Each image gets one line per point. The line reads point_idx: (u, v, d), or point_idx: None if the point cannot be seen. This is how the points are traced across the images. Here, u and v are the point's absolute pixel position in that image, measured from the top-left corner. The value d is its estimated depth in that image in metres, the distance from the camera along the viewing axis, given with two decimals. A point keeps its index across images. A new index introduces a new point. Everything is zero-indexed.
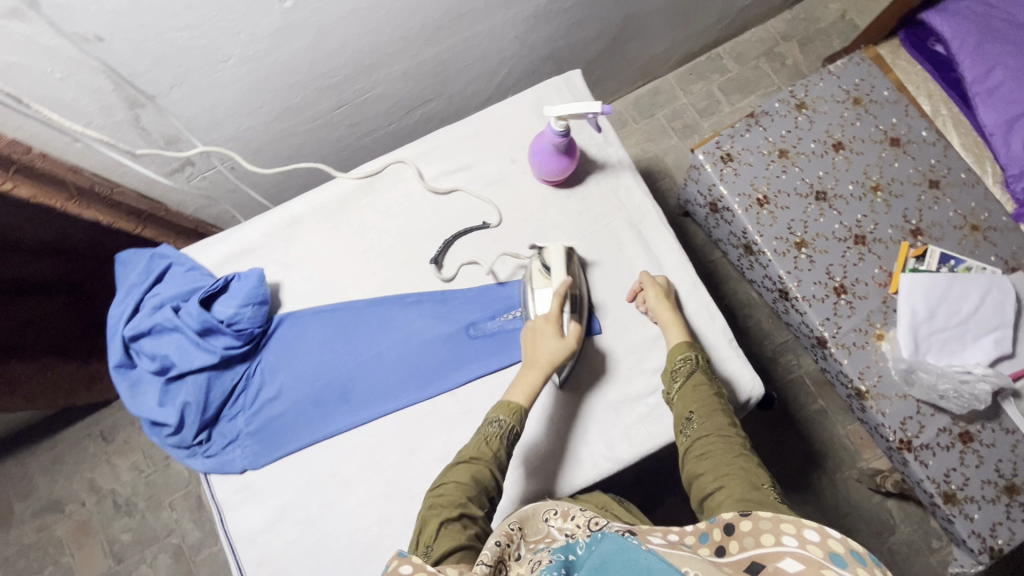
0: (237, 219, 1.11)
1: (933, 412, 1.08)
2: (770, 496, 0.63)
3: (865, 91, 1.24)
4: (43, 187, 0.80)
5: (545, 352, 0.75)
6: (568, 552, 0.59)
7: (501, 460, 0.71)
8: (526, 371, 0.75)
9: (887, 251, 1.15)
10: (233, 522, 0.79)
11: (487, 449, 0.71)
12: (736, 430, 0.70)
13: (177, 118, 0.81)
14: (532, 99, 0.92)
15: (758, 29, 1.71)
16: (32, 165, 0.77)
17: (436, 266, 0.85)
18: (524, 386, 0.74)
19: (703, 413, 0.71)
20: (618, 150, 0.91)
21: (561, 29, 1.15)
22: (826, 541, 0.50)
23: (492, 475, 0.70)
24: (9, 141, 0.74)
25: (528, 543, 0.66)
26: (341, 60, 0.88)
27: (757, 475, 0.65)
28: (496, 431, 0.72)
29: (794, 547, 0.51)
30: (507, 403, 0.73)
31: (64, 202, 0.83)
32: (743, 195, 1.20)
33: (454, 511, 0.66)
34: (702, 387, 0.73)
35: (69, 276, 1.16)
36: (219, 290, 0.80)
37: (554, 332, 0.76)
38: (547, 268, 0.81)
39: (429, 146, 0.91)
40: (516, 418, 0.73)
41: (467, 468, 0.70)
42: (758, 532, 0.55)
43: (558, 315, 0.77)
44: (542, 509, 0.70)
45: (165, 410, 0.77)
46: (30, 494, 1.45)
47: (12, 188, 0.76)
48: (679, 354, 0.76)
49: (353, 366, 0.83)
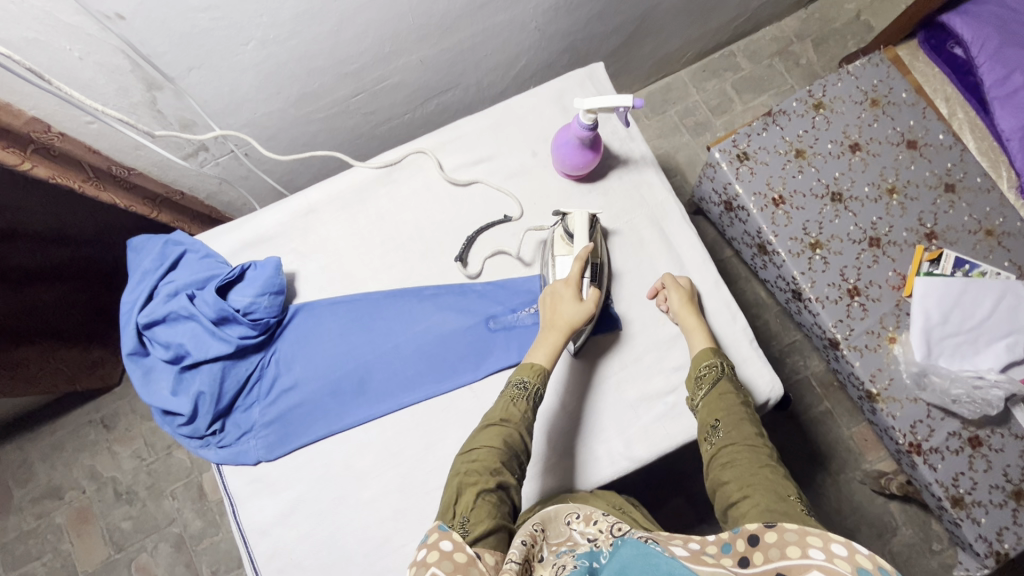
0: (247, 206, 1.09)
1: (943, 415, 1.08)
2: (797, 507, 0.60)
3: (883, 93, 1.23)
4: (61, 167, 0.79)
5: (566, 316, 0.74)
6: (592, 559, 0.58)
7: (529, 423, 0.70)
8: (547, 333, 0.74)
9: (901, 254, 1.15)
10: (245, 514, 0.78)
11: (515, 410, 0.69)
12: (763, 441, 0.68)
13: (194, 101, 0.79)
14: (555, 91, 0.91)
15: (773, 28, 1.70)
16: (51, 144, 0.76)
17: (461, 263, 0.84)
18: (545, 347, 0.73)
19: (728, 421, 0.70)
20: (641, 145, 0.89)
21: (581, 21, 1.13)
22: (853, 556, 0.49)
23: (522, 438, 0.68)
24: (28, 119, 0.73)
25: (550, 545, 0.64)
26: (361, 47, 0.86)
27: (785, 487, 0.63)
28: (522, 393, 0.70)
29: (821, 561, 0.51)
30: (529, 364, 0.72)
31: (83, 182, 0.82)
32: (759, 194, 1.19)
33: (490, 481, 0.63)
34: (728, 395, 0.72)
35: (74, 260, 1.14)
36: (235, 279, 0.79)
37: (573, 296, 0.75)
38: (569, 234, 0.79)
39: (450, 137, 0.89)
40: (540, 379, 0.71)
41: (496, 432, 0.67)
42: (784, 544, 0.54)
43: (578, 280, 0.76)
44: (563, 512, 0.69)
45: (179, 399, 0.76)
46: (30, 480, 1.44)
47: (30, 168, 0.75)
48: (704, 361, 0.76)
49: (369, 358, 0.82)
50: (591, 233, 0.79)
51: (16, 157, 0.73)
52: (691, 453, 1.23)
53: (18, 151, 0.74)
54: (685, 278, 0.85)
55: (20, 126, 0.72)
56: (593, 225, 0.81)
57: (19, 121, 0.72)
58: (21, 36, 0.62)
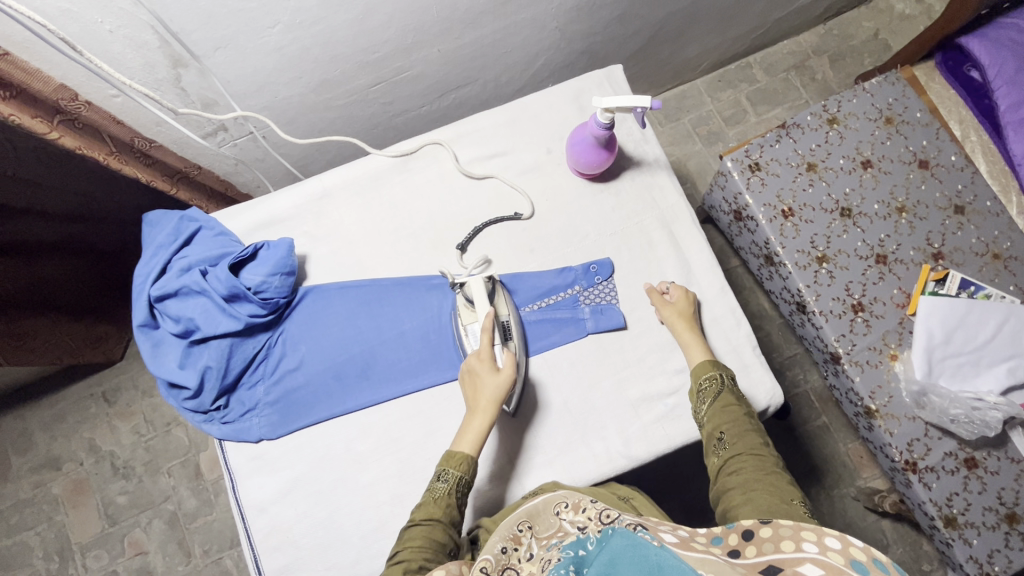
0: (262, 188, 1.11)
1: (940, 435, 1.09)
2: (800, 510, 0.61)
3: (898, 111, 1.23)
4: (88, 138, 0.80)
5: (487, 393, 0.74)
6: (579, 548, 0.57)
7: (454, 517, 0.68)
8: (472, 418, 0.73)
9: (907, 273, 1.16)
10: (245, 489, 0.78)
11: (438, 509, 0.68)
12: (769, 449, 0.69)
13: (218, 80, 0.80)
14: (573, 90, 0.91)
15: (790, 42, 1.71)
16: (77, 114, 0.77)
17: (461, 253, 0.85)
18: (469, 434, 0.72)
19: (734, 432, 0.70)
20: (655, 148, 0.90)
21: (601, 24, 1.14)
22: (847, 548, 0.49)
23: (446, 531, 0.67)
24: (57, 86, 0.73)
25: (540, 540, 0.63)
26: (384, 36, 0.87)
27: (792, 494, 0.63)
28: (443, 486, 0.69)
29: (815, 553, 0.50)
30: (452, 455, 0.71)
31: (107, 155, 0.83)
32: (768, 205, 1.20)
33: (415, 563, 0.62)
34: (731, 405, 0.72)
35: (84, 234, 1.15)
36: (248, 257, 0.80)
37: (489, 369, 0.75)
38: (470, 301, 0.80)
39: (466, 129, 0.90)
40: (462, 470, 0.70)
41: (421, 529, 0.66)
42: (778, 538, 0.54)
43: (489, 351, 0.76)
44: (551, 504, 0.67)
45: (186, 372, 0.77)
46: (29, 449, 1.45)
47: (58, 138, 0.76)
48: (704, 373, 0.76)
49: (375, 344, 0.83)
50: (490, 297, 0.80)
51: (45, 126, 0.74)
52: (686, 461, 1.24)
53: (45, 119, 0.74)
54: (689, 290, 0.84)
55: (49, 93, 0.73)
56: (493, 286, 0.81)
57: (48, 88, 0.73)
58: (55, 7, 0.63)
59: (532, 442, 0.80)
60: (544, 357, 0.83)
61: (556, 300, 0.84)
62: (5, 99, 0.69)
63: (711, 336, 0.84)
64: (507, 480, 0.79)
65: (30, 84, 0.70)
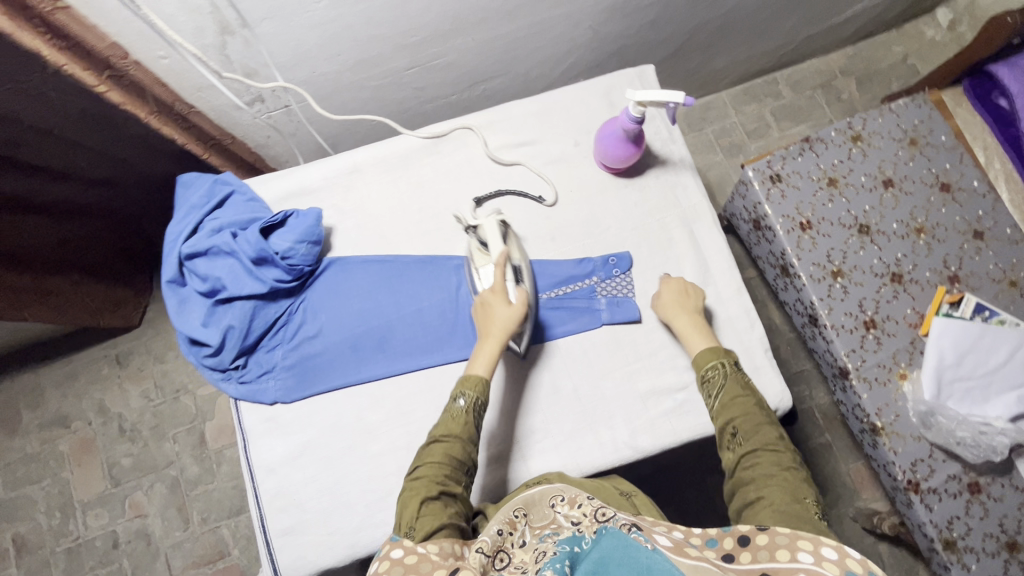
0: (290, 163, 1.13)
1: (945, 457, 1.09)
2: (812, 510, 0.61)
3: (923, 133, 1.24)
4: (131, 95, 0.83)
5: (500, 322, 0.75)
6: (574, 544, 0.58)
7: (473, 436, 0.70)
8: (483, 343, 0.75)
9: (922, 293, 1.16)
10: (256, 450, 0.80)
11: (455, 426, 0.69)
12: (784, 442, 0.68)
13: (262, 50, 0.82)
14: (604, 86, 0.93)
15: (818, 61, 1.72)
16: (126, 72, 0.79)
17: (478, 205, 0.88)
18: (483, 358, 0.74)
19: (746, 426, 0.69)
20: (681, 148, 0.91)
21: (633, 27, 1.16)
22: (842, 559, 0.52)
23: (465, 450, 0.69)
24: (110, 43, 0.76)
25: (532, 529, 0.66)
26: (424, 21, 0.90)
27: (803, 489, 0.63)
28: (461, 406, 0.71)
29: (809, 563, 0.53)
30: (468, 378, 0.72)
31: (149, 115, 0.86)
32: (787, 217, 1.20)
33: (432, 490, 0.64)
34: (745, 395, 0.71)
35: (113, 197, 1.18)
36: (278, 223, 0.82)
37: (502, 301, 0.77)
38: (485, 244, 0.82)
39: (497, 117, 0.92)
40: (478, 389, 0.72)
41: (441, 446, 0.68)
42: (774, 547, 0.55)
43: (502, 285, 0.78)
44: (547, 495, 0.70)
45: (209, 330, 0.79)
46: (40, 406, 1.48)
47: (105, 91, 0.79)
48: (707, 363, 0.75)
49: (393, 318, 0.84)
50: (504, 239, 0.82)
51: (93, 79, 0.77)
52: (686, 466, 1.24)
53: (94, 74, 0.77)
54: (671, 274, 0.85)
55: (101, 48, 0.75)
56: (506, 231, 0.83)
57: (102, 43, 0.75)
58: None
59: (540, 426, 0.82)
60: (558, 342, 0.84)
61: (573, 288, 0.86)
62: (61, 50, 0.72)
63: (724, 336, 0.84)
64: (513, 462, 0.80)
65: (84, 37, 0.73)
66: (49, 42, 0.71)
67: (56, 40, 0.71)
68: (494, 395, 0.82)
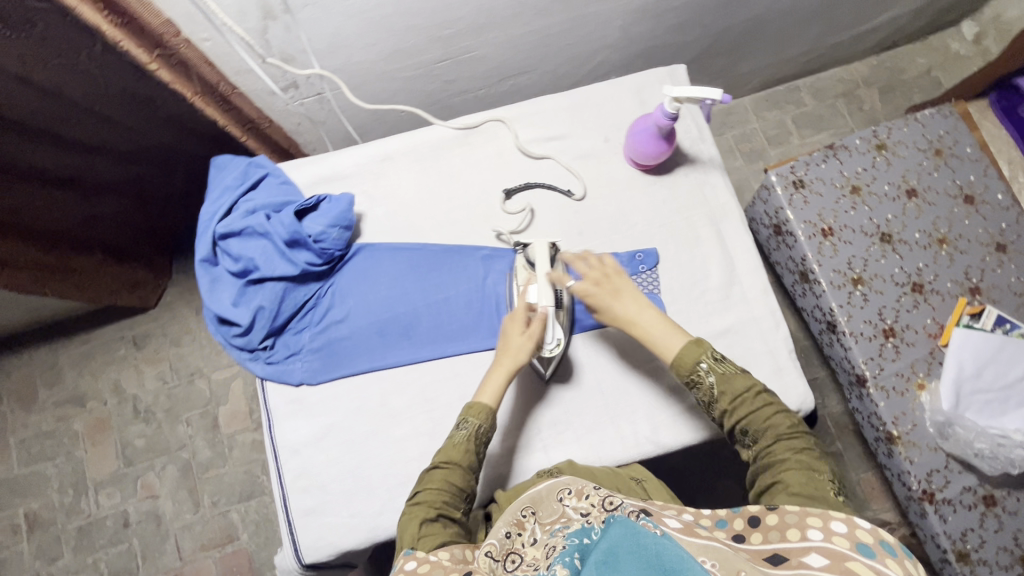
0: (317, 151, 1.14)
1: (961, 469, 1.08)
2: (827, 488, 0.64)
3: (948, 144, 1.24)
4: (179, 74, 0.83)
5: (512, 352, 0.76)
6: (584, 536, 0.58)
7: (472, 464, 0.72)
8: (492, 372, 0.76)
9: (943, 304, 1.16)
10: (281, 431, 0.81)
11: (455, 453, 0.72)
12: (789, 420, 0.69)
13: (303, 37, 0.83)
14: (635, 84, 0.94)
15: (841, 70, 1.72)
16: (176, 50, 0.79)
17: (506, 197, 0.89)
18: (489, 387, 0.75)
19: (753, 422, 0.70)
20: (711, 148, 0.91)
21: (662, 28, 1.16)
22: (853, 532, 0.55)
23: (465, 476, 0.71)
24: (164, 21, 0.76)
25: (542, 525, 0.65)
26: (460, 13, 0.91)
27: (818, 465, 0.66)
28: (464, 434, 0.73)
29: (821, 542, 0.56)
30: (472, 406, 0.74)
31: (194, 95, 0.86)
32: (809, 223, 1.20)
33: (430, 513, 0.67)
34: (741, 388, 0.71)
35: (141, 179, 1.20)
36: (311, 207, 0.83)
37: (519, 331, 0.77)
38: (530, 263, 0.82)
39: (528, 111, 0.92)
40: (479, 419, 0.73)
41: (441, 472, 0.71)
42: (784, 527, 0.59)
43: (523, 315, 0.78)
44: (554, 490, 0.68)
45: (239, 310, 0.81)
46: (57, 383, 1.50)
47: (155, 69, 0.80)
48: (686, 369, 0.72)
49: (419, 306, 0.85)
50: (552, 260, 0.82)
51: (145, 57, 0.77)
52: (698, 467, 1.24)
53: (145, 51, 0.77)
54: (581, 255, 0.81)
55: (156, 26, 0.75)
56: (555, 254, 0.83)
57: (157, 20, 0.75)
58: None
59: (563, 417, 0.82)
60: (583, 337, 0.85)
61: None
62: (116, 25, 0.73)
63: (749, 336, 0.84)
64: (534, 452, 0.81)
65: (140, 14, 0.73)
66: (107, 18, 0.72)
67: (113, 16, 0.72)
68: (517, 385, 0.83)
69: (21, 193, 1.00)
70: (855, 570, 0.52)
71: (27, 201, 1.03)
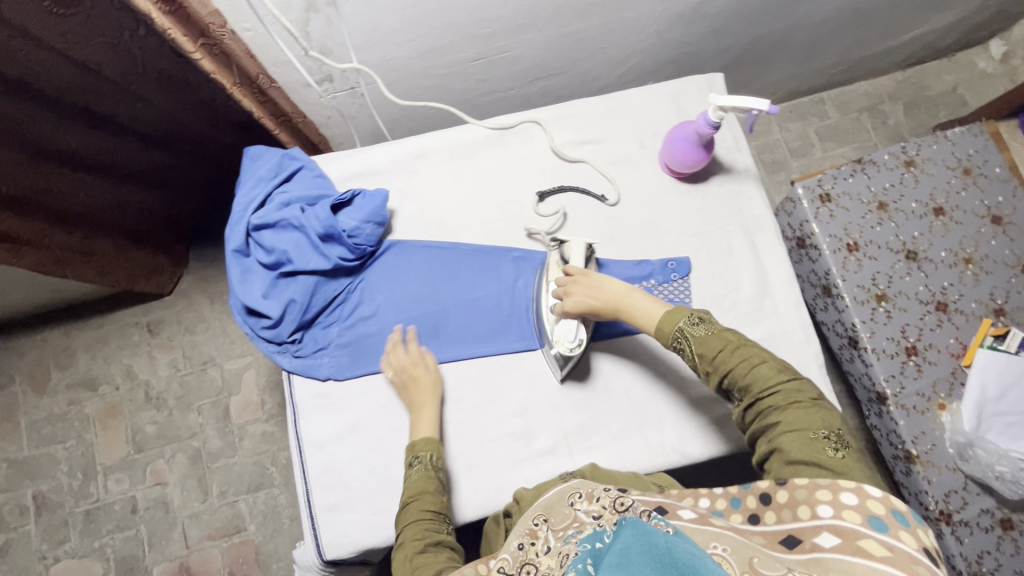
0: (345, 145, 1.14)
1: (979, 491, 1.08)
2: (822, 447, 0.63)
3: (977, 164, 1.23)
4: (221, 65, 0.82)
5: (425, 388, 0.78)
6: (597, 540, 0.56)
7: (439, 488, 0.72)
8: (420, 412, 0.77)
9: (967, 324, 1.15)
10: (306, 425, 0.80)
11: (419, 484, 0.71)
12: (773, 371, 0.68)
13: (343, 30, 0.83)
14: (672, 91, 0.93)
15: (867, 84, 1.71)
16: (220, 41, 0.78)
17: (540, 199, 0.88)
18: (427, 422, 0.77)
19: (738, 382, 0.69)
20: (746, 158, 0.91)
21: (697, 35, 1.16)
22: (864, 504, 0.56)
23: (437, 500, 0.71)
24: (212, 11, 0.75)
25: (555, 531, 0.64)
26: (500, 12, 0.90)
27: (812, 422, 0.65)
28: (420, 467, 0.73)
29: (831, 518, 0.57)
30: (416, 445, 0.74)
31: (232, 85, 0.86)
32: (834, 237, 1.19)
33: (417, 546, 0.66)
34: (720, 346, 0.70)
35: (166, 167, 1.19)
36: (345, 202, 0.83)
37: (421, 369, 0.80)
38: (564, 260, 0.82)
39: (564, 114, 0.92)
40: (424, 449, 0.74)
41: (414, 508, 0.70)
42: (795, 503, 0.60)
43: (415, 356, 0.80)
44: (564, 495, 0.68)
45: (270, 302, 0.80)
46: (69, 366, 1.50)
47: (198, 58, 0.78)
48: (669, 336, 0.72)
49: (448, 305, 0.85)
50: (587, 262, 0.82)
51: (190, 45, 0.76)
52: None
53: (190, 40, 0.76)
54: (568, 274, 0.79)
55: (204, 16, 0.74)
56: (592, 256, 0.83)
57: (205, 10, 0.74)
58: None
59: (589, 424, 0.81)
60: (611, 344, 0.84)
61: None
62: (164, 12, 0.71)
63: (779, 349, 0.84)
64: (559, 458, 0.80)
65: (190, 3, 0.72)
66: (156, 5, 0.70)
67: (163, 4, 0.70)
68: (545, 390, 0.83)
69: (48, 171, 1.00)
70: (868, 550, 0.53)
71: (51, 182, 1.02)
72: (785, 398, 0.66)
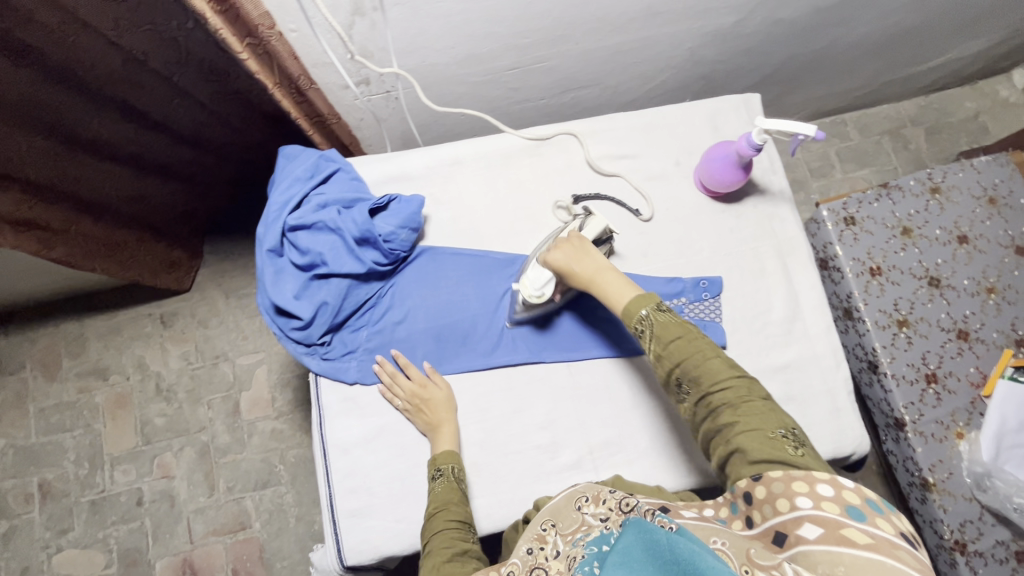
0: (374, 147, 1.14)
1: (994, 522, 1.08)
2: (780, 446, 0.60)
3: (1003, 194, 1.22)
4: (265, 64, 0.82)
5: (440, 407, 0.78)
6: (601, 544, 0.57)
7: (463, 500, 0.72)
8: (439, 432, 0.77)
9: (987, 353, 1.14)
10: (332, 428, 0.80)
11: (441, 495, 0.71)
12: (723, 364, 0.65)
13: (385, 35, 0.83)
14: (709, 109, 0.93)
15: (890, 107, 1.71)
16: (267, 41, 0.79)
17: (574, 202, 0.87)
18: (447, 438, 0.77)
19: (691, 374, 0.65)
20: (781, 180, 0.91)
21: (730, 53, 1.16)
22: (839, 493, 0.55)
23: (462, 511, 0.71)
24: (262, 12, 0.75)
25: (564, 536, 0.63)
26: (541, 23, 0.90)
27: (769, 421, 0.62)
28: (442, 479, 0.73)
29: (811, 509, 0.54)
30: (438, 459, 0.75)
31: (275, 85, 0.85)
32: (857, 260, 1.19)
33: (447, 553, 0.65)
34: (677, 335, 0.67)
35: (193, 162, 1.19)
36: (381, 207, 0.83)
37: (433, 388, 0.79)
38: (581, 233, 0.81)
39: (602, 127, 0.92)
40: (445, 461, 0.75)
41: (439, 518, 0.69)
42: (774, 498, 0.57)
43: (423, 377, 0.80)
44: (571, 499, 0.66)
45: (301, 303, 0.80)
46: (81, 355, 1.49)
47: (245, 58, 0.78)
48: (634, 319, 0.69)
49: (478, 313, 0.84)
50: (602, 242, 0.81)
51: (238, 44, 0.76)
52: None
53: (237, 36, 0.76)
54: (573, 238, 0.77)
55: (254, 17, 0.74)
56: (605, 242, 0.82)
57: (256, 11, 0.74)
58: None
59: (616, 440, 0.81)
60: (639, 360, 0.84)
61: None
62: (218, 12, 0.71)
63: (808, 373, 0.84)
64: (585, 472, 0.80)
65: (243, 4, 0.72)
66: (210, 5, 0.70)
67: (216, 3, 0.71)
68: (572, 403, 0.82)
69: (77, 161, 1.00)
70: (853, 539, 0.51)
71: (79, 171, 1.02)
72: (737, 396, 0.63)
